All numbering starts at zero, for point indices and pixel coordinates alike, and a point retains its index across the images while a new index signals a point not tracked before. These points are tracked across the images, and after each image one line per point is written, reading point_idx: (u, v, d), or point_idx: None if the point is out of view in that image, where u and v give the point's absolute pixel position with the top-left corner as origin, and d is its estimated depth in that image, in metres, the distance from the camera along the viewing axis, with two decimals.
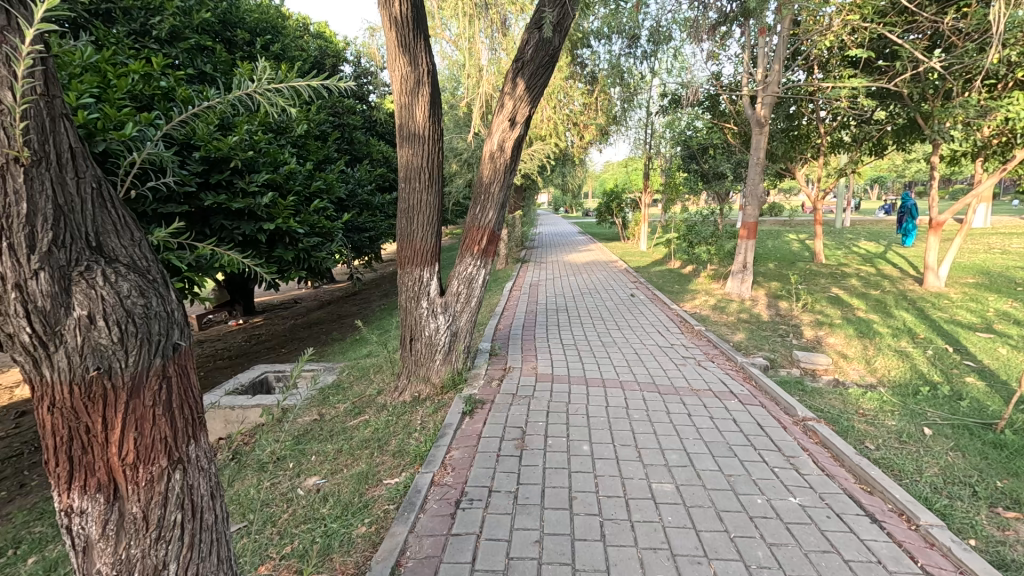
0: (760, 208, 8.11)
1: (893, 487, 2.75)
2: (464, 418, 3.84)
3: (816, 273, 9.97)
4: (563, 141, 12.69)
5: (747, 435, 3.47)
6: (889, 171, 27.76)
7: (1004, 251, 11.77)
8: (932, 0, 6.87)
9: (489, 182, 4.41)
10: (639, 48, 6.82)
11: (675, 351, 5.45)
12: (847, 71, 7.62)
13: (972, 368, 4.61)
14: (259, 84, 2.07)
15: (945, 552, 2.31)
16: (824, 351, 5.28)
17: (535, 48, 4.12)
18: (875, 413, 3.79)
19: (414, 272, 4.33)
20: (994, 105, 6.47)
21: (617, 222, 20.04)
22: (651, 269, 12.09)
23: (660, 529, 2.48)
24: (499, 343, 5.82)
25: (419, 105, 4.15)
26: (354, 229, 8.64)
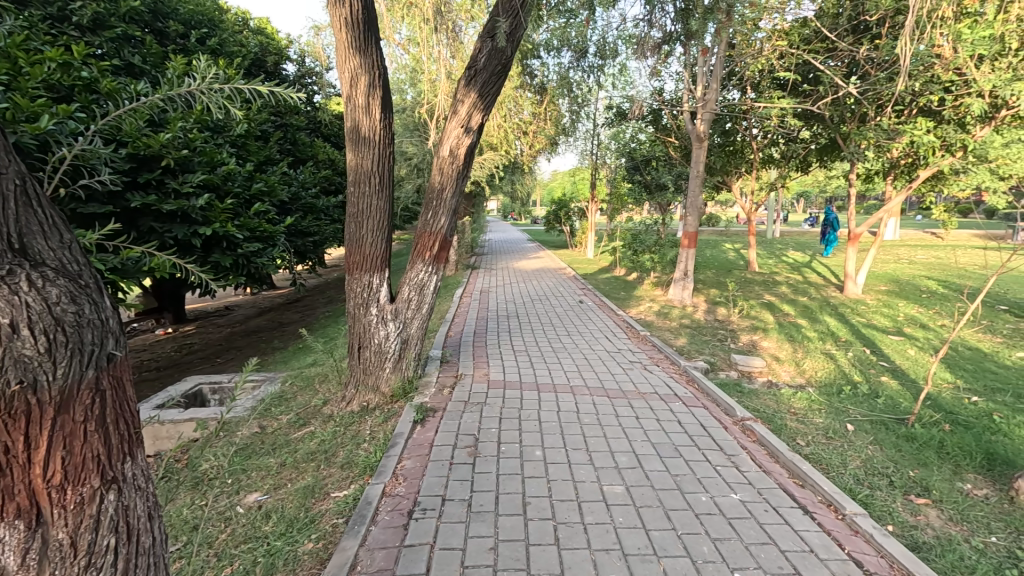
0: (700, 219, 8.50)
1: (822, 480, 2.96)
2: (415, 426, 3.78)
3: (750, 281, 10.59)
4: (513, 149, 12.81)
5: (691, 435, 3.62)
6: (813, 187, 29.91)
7: (911, 261, 12.97)
8: (849, 31, 7.52)
9: (441, 188, 4.36)
10: (586, 62, 7.02)
11: (623, 356, 5.60)
12: (777, 93, 8.17)
13: (886, 368, 5.05)
14: (204, 84, 2.02)
15: (868, 538, 2.50)
16: (758, 354, 5.60)
17: (488, 56, 4.15)
18: (804, 411, 4.06)
19: (363, 278, 4.23)
20: (902, 128, 7.15)
21: (566, 230, 20.39)
22: (598, 276, 12.40)
23: (612, 530, 2.54)
24: (450, 350, 5.78)
25: (370, 108, 4.08)
26: (297, 233, 8.33)
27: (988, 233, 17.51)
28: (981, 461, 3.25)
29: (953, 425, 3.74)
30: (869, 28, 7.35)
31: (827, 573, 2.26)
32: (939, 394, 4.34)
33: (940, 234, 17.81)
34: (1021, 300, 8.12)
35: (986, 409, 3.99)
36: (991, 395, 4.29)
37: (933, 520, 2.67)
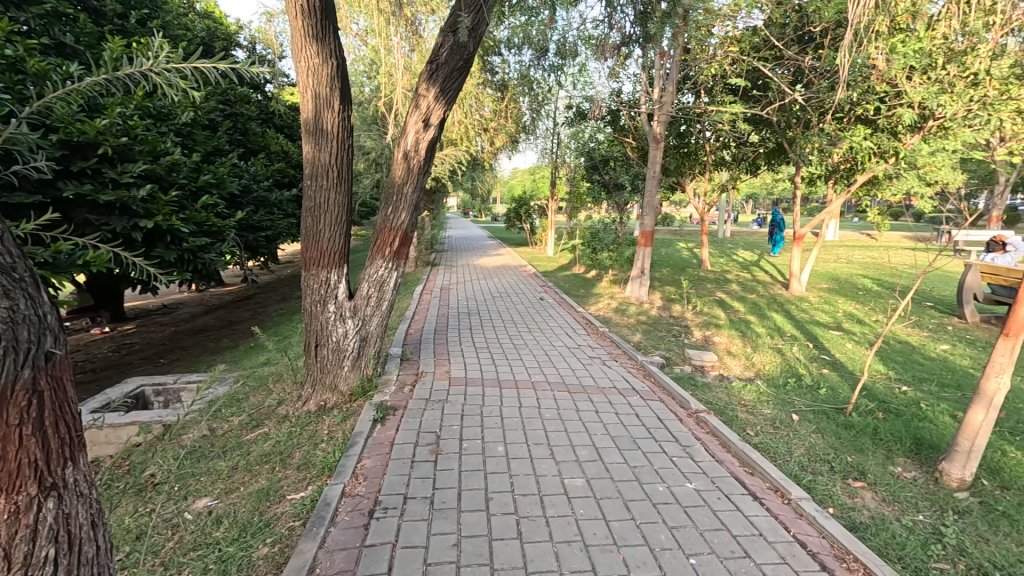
0: (656, 218, 8.72)
1: (770, 468, 3.11)
2: (375, 425, 3.71)
3: (703, 279, 10.99)
4: (473, 146, 12.75)
5: (648, 428, 3.72)
6: (761, 189, 31.30)
7: (849, 261, 13.80)
8: (795, 41, 7.88)
9: (402, 182, 4.29)
10: (547, 61, 7.06)
11: (583, 352, 5.69)
12: (729, 98, 8.48)
13: (827, 361, 5.37)
14: (156, 63, 1.89)
15: (811, 520, 2.65)
16: (711, 349, 5.81)
17: (450, 51, 4.10)
18: (753, 403, 4.25)
19: (320, 274, 4.11)
20: (842, 135, 7.58)
21: (526, 228, 20.49)
22: (558, 274, 12.54)
23: (573, 522, 2.58)
24: (410, 348, 5.71)
25: (327, 100, 3.97)
26: (248, 228, 8.00)
27: (916, 235, 18.85)
28: (910, 445, 3.50)
29: (886, 413, 4.01)
30: (813, 39, 7.75)
31: (775, 555, 2.38)
32: (873, 385, 4.64)
33: (873, 236, 19.02)
34: (944, 297, 8.79)
35: (915, 398, 4.29)
36: (918, 384, 4.64)
37: (869, 502, 2.86)
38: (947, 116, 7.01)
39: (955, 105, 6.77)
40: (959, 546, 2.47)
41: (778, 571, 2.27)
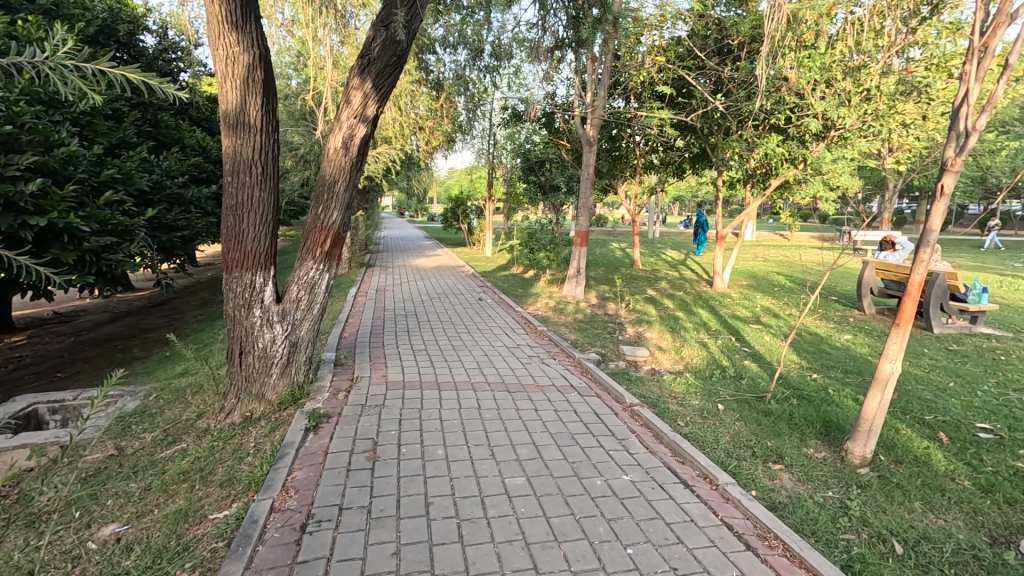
0: (590, 219, 8.95)
1: (699, 456, 3.28)
2: (307, 434, 3.53)
3: (636, 278, 11.42)
4: (408, 145, 12.50)
5: (586, 423, 3.81)
6: (686, 192, 33.07)
7: (766, 259, 14.87)
8: (715, 52, 8.36)
9: (333, 180, 4.11)
10: (483, 62, 7.06)
11: (522, 351, 5.74)
12: (656, 104, 8.85)
13: (748, 352, 5.75)
14: (54, 57, 1.69)
15: (736, 503, 2.81)
16: (644, 344, 6.06)
17: (382, 45, 3.99)
18: (683, 395, 4.46)
19: (243, 276, 3.86)
20: (758, 142, 8.14)
21: (464, 228, 20.37)
22: (496, 274, 12.57)
23: (514, 522, 2.59)
24: (344, 352, 5.50)
25: (249, 92, 3.74)
26: (161, 227, 7.39)
27: (822, 236, 20.63)
28: (820, 428, 3.81)
29: (799, 399, 4.35)
30: (731, 51, 8.25)
31: (706, 539, 2.51)
32: (788, 373, 5.03)
33: (785, 236, 20.60)
34: (846, 291, 9.69)
35: (823, 384, 4.70)
36: (826, 371, 5.09)
37: (786, 483, 3.08)
38: (846, 127, 7.72)
39: (852, 116, 7.46)
40: (862, 517, 2.73)
41: (708, 554, 2.40)
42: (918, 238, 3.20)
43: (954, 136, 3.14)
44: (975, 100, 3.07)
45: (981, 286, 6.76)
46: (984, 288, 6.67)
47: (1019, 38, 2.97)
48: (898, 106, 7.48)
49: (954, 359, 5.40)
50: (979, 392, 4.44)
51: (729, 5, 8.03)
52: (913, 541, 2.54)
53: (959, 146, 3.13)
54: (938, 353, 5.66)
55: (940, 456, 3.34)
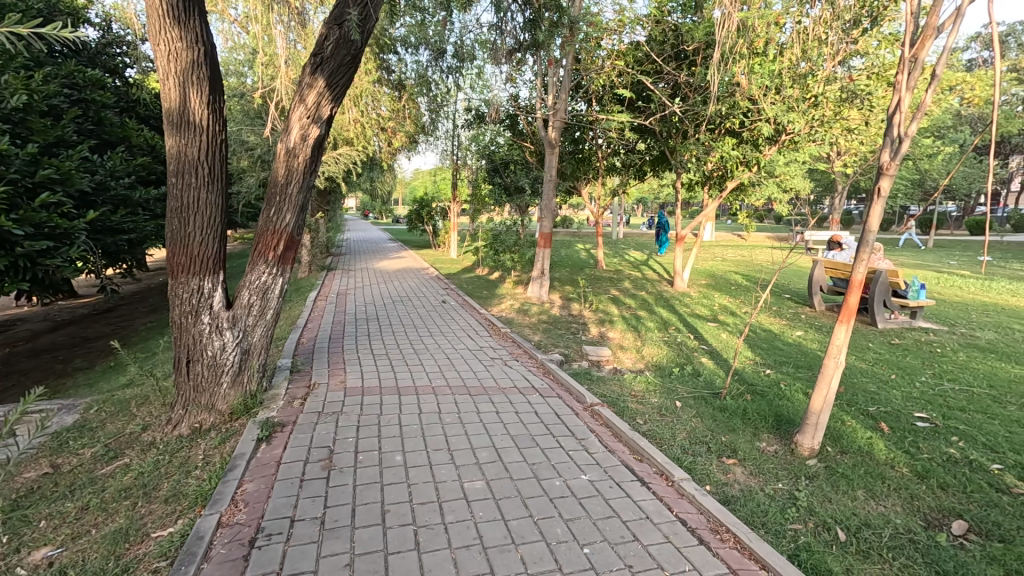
0: (554, 220, 9.01)
1: (656, 453, 3.34)
2: (259, 444, 3.42)
3: (599, 278, 11.58)
4: (371, 146, 12.30)
5: (547, 424, 3.83)
6: (649, 193, 33.78)
7: (724, 258, 15.35)
8: (672, 58, 8.57)
9: (285, 182, 4.00)
10: (445, 63, 7.02)
11: (485, 354, 5.73)
12: (616, 107, 9.01)
13: (706, 350, 5.91)
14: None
15: (691, 499, 2.88)
16: (606, 344, 6.15)
17: (336, 44, 3.91)
18: (642, 393, 4.54)
19: (190, 282, 3.71)
20: (714, 146, 8.37)
21: (428, 230, 20.17)
22: (461, 276, 12.50)
23: (472, 526, 2.58)
24: (302, 358, 5.35)
25: (193, 90, 3.60)
26: (105, 230, 7.02)
27: (777, 236, 21.42)
28: (772, 422, 3.95)
29: (753, 394, 4.50)
30: (687, 56, 8.46)
31: (660, 535, 2.56)
32: (743, 369, 5.19)
33: (743, 236, 21.31)
34: (799, 289, 10.09)
35: (775, 378, 4.89)
36: (778, 367, 5.28)
37: (739, 476, 3.17)
38: (796, 131, 8.05)
39: (801, 121, 7.77)
40: (809, 507, 2.84)
41: (662, 550, 2.44)
42: (859, 238, 3.36)
43: (889, 141, 3.31)
44: (906, 108, 3.25)
45: (919, 283, 7.15)
46: (922, 285, 7.05)
47: (943, 51, 3.16)
48: (842, 112, 7.85)
49: (895, 353, 5.70)
50: (917, 383, 4.70)
51: (685, 11, 8.24)
52: (855, 527, 2.66)
53: (894, 151, 3.30)
54: (881, 347, 5.96)
55: (881, 445, 3.51)
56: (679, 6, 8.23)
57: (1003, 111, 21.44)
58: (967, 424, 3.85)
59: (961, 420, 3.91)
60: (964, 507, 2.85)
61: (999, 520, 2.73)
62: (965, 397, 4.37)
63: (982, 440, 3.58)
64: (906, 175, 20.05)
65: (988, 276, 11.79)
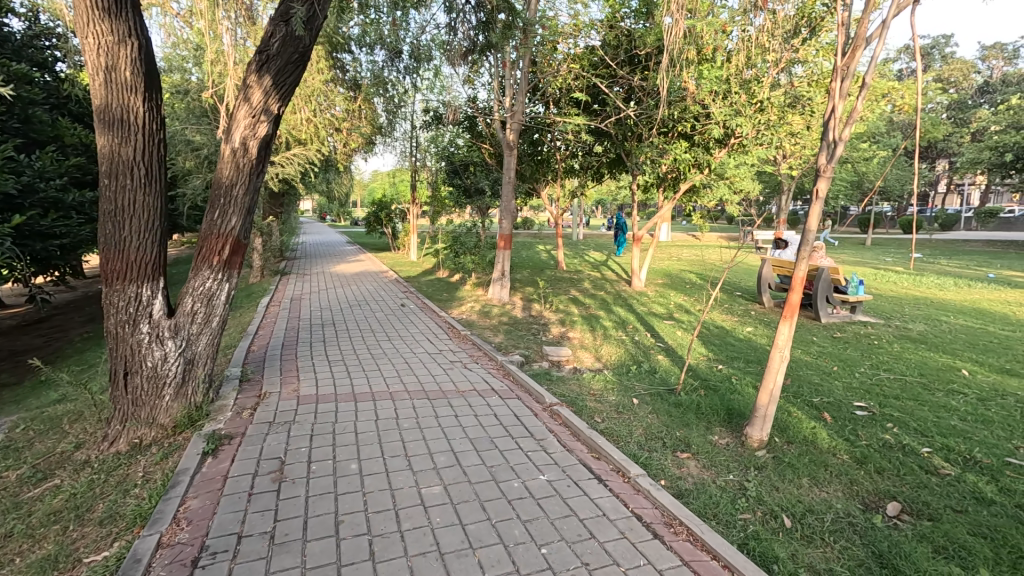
0: (513, 222, 9.04)
1: (613, 450, 3.40)
2: (205, 458, 3.26)
3: (560, 279, 11.69)
4: (325, 146, 11.99)
5: (506, 426, 3.83)
6: (608, 194, 34.36)
7: (680, 258, 15.79)
8: (626, 62, 8.76)
9: (230, 183, 3.84)
10: (401, 63, 6.93)
11: (444, 357, 5.68)
12: (573, 110, 9.13)
13: (662, 347, 6.06)
14: None
15: (646, 495, 2.94)
16: (566, 344, 6.21)
17: (282, 42, 3.79)
18: (601, 392, 4.61)
19: (127, 290, 3.52)
20: (668, 148, 8.60)
21: (388, 232, 19.85)
22: (421, 279, 12.36)
23: (429, 532, 2.54)
24: (252, 367, 5.15)
25: (126, 87, 3.41)
26: (34, 236, 6.56)
27: (730, 236, 22.21)
28: (724, 416, 4.08)
29: (706, 389, 4.65)
30: (640, 61, 8.66)
31: (616, 531, 2.60)
32: (698, 365, 5.35)
33: (697, 236, 22.00)
34: (749, 286, 10.50)
35: (727, 373, 5.07)
36: (730, 362, 5.48)
37: (692, 470, 3.27)
38: (744, 135, 8.38)
39: (748, 125, 8.09)
40: (758, 497, 2.95)
41: (618, 546, 2.49)
42: (800, 238, 3.52)
43: (825, 145, 3.49)
44: (839, 114, 3.44)
45: (858, 279, 7.55)
46: (860, 281, 7.41)
47: (872, 61, 3.35)
48: (785, 117, 8.22)
49: (837, 346, 6.02)
50: (856, 374, 4.98)
51: (637, 17, 8.42)
52: (800, 514, 2.79)
53: (830, 155, 3.48)
54: (824, 341, 6.28)
55: (824, 435, 3.69)
56: (632, 12, 8.42)
57: (930, 118, 23.00)
58: (901, 411, 4.10)
59: (895, 408, 4.16)
60: (897, 489, 3.03)
61: (929, 500, 2.91)
62: (899, 386, 4.66)
63: (914, 426, 3.82)
64: (846, 177, 21.21)
65: (919, 271, 12.62)
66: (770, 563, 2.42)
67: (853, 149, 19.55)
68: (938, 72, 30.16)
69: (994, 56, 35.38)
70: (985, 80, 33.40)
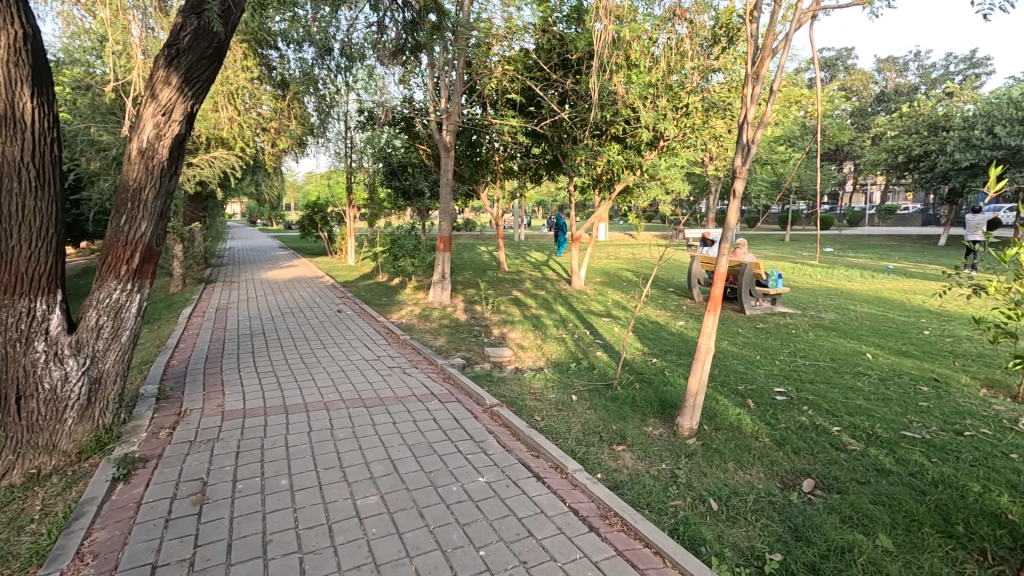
0: (452, 224, 8.98)
1: (551, 448, 3.45)
2: (115, 485, 3.01)
3: (501, 280, 11.74)
4: (252, 147, 11.39)
5: (445, 430, 3.80)
6: (549, 196, 34.93)
7: (617, 257, 16.31)
8: (559, 66, 8.93)
9: (138, 187, 3.56)
10: (332, 61, 6.72)
11: (382, 363, 5.56)
12: (508, 112, 9.22)
13: (600, 344, 6.23)
14: None
15: (584, 489, 3.01)
16: (507, 345, 6.24)
17: (193, 36, 3.55)
18: (540, 390, 4.67)
19: (16, 304, 3.19)
20: (601, 150, 8.86)
21: (324, 236, 19.15)
22: (359, 283, 12.02)
23: (365, 544, 2.48)
24: (171, 383, 4.80)
25: (10, 81, 3.09)
26: None
27: (663, 235, 23.14)
28: (657, 407, 4.25)
29: (641, 382, 4.82)
30: (573, 65, 8.87)
31: (554, 527, 2.64)
32: (634, 360, 5.54)
33: (633, 234, 22.75)
34: (680, 282, 10.99)
35: (661, 366, 5.29)
36: (663, 355, 5.71)
37: (627, 462, 3.38)
38: (671, 137, 8.77)
39: (674, 128, 8.49)
40: (688, 483, 3.09)
41: (555, 541, 2.53)
42: (721, 234, 3.71)
43: (740, 147, 3.71)
44: (752, 118, 3.67)
45: (777, 273, 8.11)
46: (778, 275, 8.05)
47: (779, 69, 3.60)
48: (709, 121, 8.69)
49: (759, 336, 6.43)
50: (777, 362, 5.34)
51: (569, 22, 8.62)
52: (725, 497, 2.95)
53: (744, 156, 3.71)
54: (748, 331, 6.69)
55: (747, 420, 3.93)
56: (564, 17, 8.59)
57: (836, 123, 25.09)
58: (815, 393, 4.44)
59: (810, 392, 4.49)
60: (812, 467, 3.28)
61: (839, 474, 3.17)
62: (813, 370, 5.05)
63: (826, 407, 4.15)
64: (765, 177, 22.73)
65: (830, 264, 13.72)
66: (698, 546, 2.54)
67: (771, 151, 20.95)
68: (842, 82, 32.95)
69: (888, 68, 39.23)
70: (882, 90, 36.91)
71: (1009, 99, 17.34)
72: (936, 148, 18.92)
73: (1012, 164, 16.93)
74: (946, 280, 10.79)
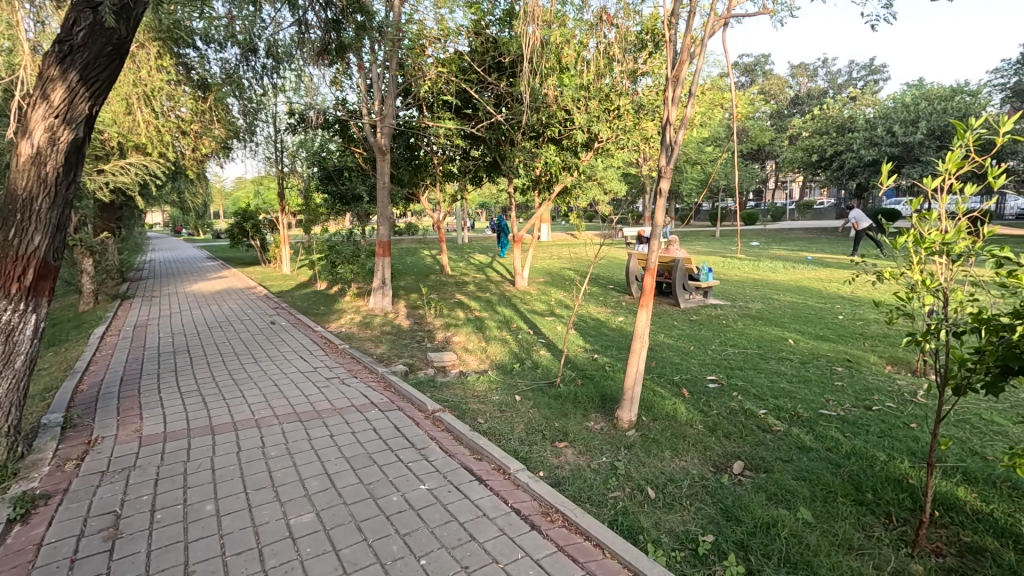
0: (391, 228, 8.81)
1: (493, 450, 3.46)
2: (11, 526, 2.72)
3: (444, 283, 11.63)
4: (171, 151, 10.68)
5: (385, 439, 3.71)
6: (490, 198, 35.02)
7: (560, 257, 16.58)
8: (493, 69, 8.98)
9: (29, 197, 3.25)
10: (257, 62, 6.45)
11: (319, 374, 5.35)
12: (445, 114, 9.16)
13: (544, 343, 6.30)
14: None
15: (526, 488, 3.03)
16: (450, 348, 6.20)
17: (89, 32, 3.26)
18: (484, 393, 4.66)
19: None
20: (539, 152, 8.98)
21: (256, 244, 18.23)
22: (295, 292, 11.51)
23: (298, 566, 2.37)
24: (79, 410, 4.40)
25: None
26: None
27: (603, 234, 23.79)
28: (598, 402, 4.35)
29: (583, 378, 4.92)
30: (507, 68, 8.93)
31: (496, 529, 2.64)
32: (576, 357, 5.64)
33: (575, 235, 23.22)
34: (619, 279, 11.30)
35: (602, 362, 5.42)
36: (604, 351, 5.86)
37: (569, 458, 3.43)
38: (605, 139, 9.02)
39: (607, 130, 8.74)
40: (626, 474, 3.18)
41: (497, 543, 2.52)
42: (651, 231, 3.85)
43: (665, 147, 3.87)
44: (674, 119, 3.84)
45: (707, 267, 8.52)
46: (709, 269, 8.45)
47: (698, 72, 3.77)
48: (640, 123, 9.02)
49: (693, 327, 6.73)
50: (709, 352, 5.60)
51: (502, 25, 8.66)
52: (662, 484, 3.06)
53: (669, 156, 3.88)
54: (683, 324, 6.98)
55: (682, 409, 4.09)
56: (496, 21, 8.65)
57: (758, 125, 26.76)
58: (743, 379, 4.71)
59: (738, 378, 4.76)
60: (740, 449, 3.46)
61: (764, 454, 3.37)
62: (742, 358, 5.35)
63: (753, 392, 4.40)
64: (695, 176, 23.90)
65: (757, 258, 14.58)
66: (635, 534, 2.62)
67: (700, 152, 22.00)
68: (762, 86, 35.26)
69: (801, 74, 42.33)
70: (796, 94, 39.70)
71: (903, 103, 19.12)
72: (844, 148, 20.57)
73: (908, 160, 18.66)
74: (857, 269, 11.74)
